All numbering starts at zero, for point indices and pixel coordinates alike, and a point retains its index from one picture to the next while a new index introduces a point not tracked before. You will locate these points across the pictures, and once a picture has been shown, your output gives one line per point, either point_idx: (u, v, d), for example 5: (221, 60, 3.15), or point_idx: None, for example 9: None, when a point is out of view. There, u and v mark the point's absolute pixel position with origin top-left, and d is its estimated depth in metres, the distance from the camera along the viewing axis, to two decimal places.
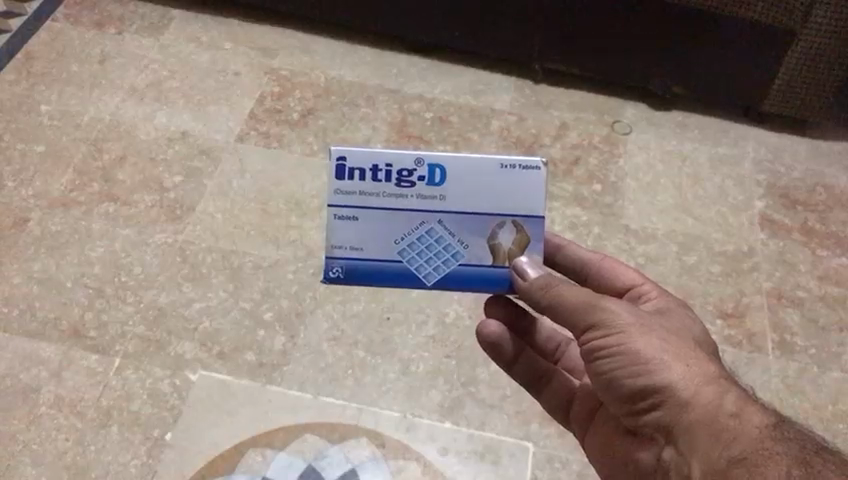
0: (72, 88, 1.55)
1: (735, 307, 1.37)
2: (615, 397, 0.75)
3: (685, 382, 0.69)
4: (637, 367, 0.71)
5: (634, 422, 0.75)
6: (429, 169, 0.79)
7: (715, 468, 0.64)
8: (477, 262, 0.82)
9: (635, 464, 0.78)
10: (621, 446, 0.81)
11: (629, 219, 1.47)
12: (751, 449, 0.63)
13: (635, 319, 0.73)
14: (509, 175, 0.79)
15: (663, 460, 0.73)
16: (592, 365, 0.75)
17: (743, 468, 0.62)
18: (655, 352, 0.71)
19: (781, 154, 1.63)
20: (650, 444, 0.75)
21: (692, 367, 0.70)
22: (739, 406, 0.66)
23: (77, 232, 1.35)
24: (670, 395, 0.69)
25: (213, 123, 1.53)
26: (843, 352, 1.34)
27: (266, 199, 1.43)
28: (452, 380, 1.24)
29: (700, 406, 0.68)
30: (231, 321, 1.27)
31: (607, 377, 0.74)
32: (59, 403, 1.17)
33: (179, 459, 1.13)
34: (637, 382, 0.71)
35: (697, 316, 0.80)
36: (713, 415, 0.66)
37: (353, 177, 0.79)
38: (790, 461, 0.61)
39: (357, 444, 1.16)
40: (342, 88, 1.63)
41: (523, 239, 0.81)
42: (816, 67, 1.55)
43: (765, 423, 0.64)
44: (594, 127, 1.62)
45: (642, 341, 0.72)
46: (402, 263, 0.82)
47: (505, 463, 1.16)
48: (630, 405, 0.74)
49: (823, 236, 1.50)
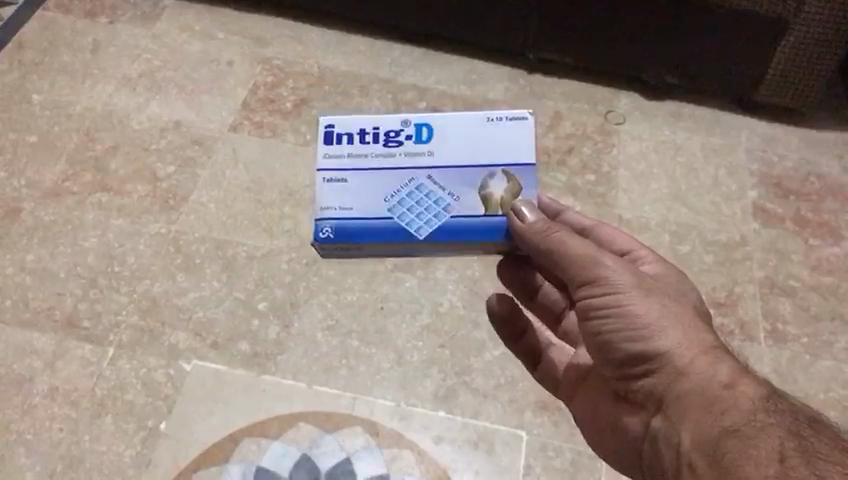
0: (64, 77, 1.54)
1: (728, 296, 1.38)
2: (610, 360, 0.76)
3: (682, 350, 0.70)
4: (636, 329, 0.72)
5: (628, 386, 0.76)
6: (416, 129, 0.81)
7: (705, 436, 0.65)
8: (470, 213, 0.78)
9: (626, 429, 0.79)
10: (613, 413, 0.82)
11: (622, 210, 1.47)
12: (743, 420, 0.63)
13: (636, 282, 0.74)
14: (495, 126, 0.81)
15: (653, 427, 0.74)
16: (590, 324, 0.76)
17: (734, 438, 0.63)
18: (655, 317, 0.72)
19: (774, 144, 1.64)
20: (642, 412, 0.76)
21: (689, 334, 0.71)
22: (733, 377, 0.67)
23: (70, 222, 1.35)
24: (667, 360, 0.71)
25: (206, 113, 1.52)
26: (835, 341, 1.35)
27: (260, 188, 1.43)
28: (446, 369, 1.25)
29: (695, 374, 0.68)
30: (225, 311, 1.27)
31: (605, 338, 0.75)
32: (53, 393, 1.17)
33: (173, 449, 1.13)
34: (634, 344, 0.72)
35: (694, 285, 0.79)
36: (707, 384, 0.67)
37: (342, 141, 0.81)
38: (783, 433, 0.61)
39: (351, 433, 1.16)
40: (335, 77, 1.62)
41: (515, 186, 0.79)
42: (813, 57, 1.56)
43: (759, 394, 0.65)
44: (587, 117, 1.62)
45: (641, 303, 0.73)
46: (393, 219, 0.78)
47: (499, 452, 1.17)
48: (624, 369, 0.75)
49: (816, 225, 1.50)
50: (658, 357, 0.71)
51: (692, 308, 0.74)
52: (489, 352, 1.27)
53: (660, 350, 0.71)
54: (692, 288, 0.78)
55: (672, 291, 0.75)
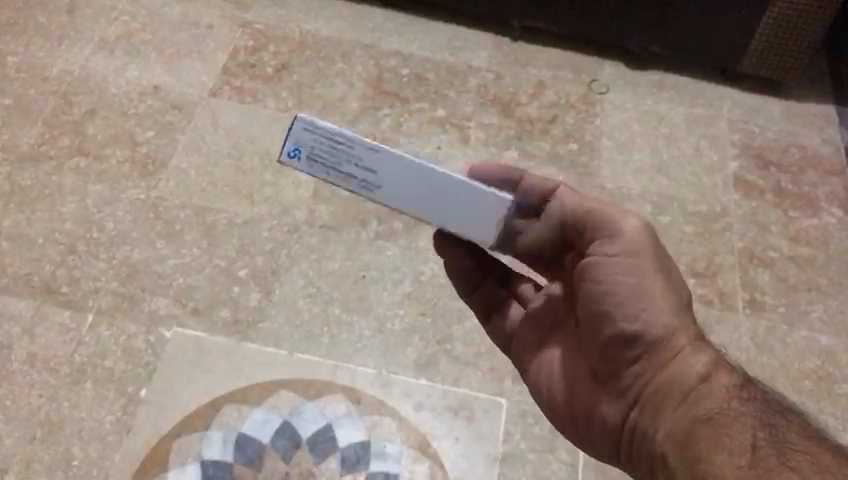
0: (40, 40, 1.51)
1: (707, 267, 1.39)
2: (599, 332, 0.76)
3: (674, 334, 0.73)
4: (643, 305, 0.74)
5: (608, 365, 0.77)
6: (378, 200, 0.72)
7: (684, 425, 0.69)
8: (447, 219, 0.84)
9: (592, 409, 0.80)
10: (576, 388, 0.81)
11: (604, 180, 1.48)
12: (718, 409, 0.67)
13: (652, 256, 0.75)
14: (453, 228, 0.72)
15: (630, 414, 0.76)
16: (589, 288, 0.76)
17: (709, 427, 0.67)
18: (658, 293, 0.74)
19: (756, 115, 1.64)
20: (613, 392, 0.78)
21: (682, 318, 0.74)
22: (709, 369, 0.71)
23: (47, 187, 1.33)
24: (662, 342, 0.73)
25: (185, 77, 1.50)
26: (811, 311, 1.37)
27: (240, 155, 1.41)
28: (427, 338, 1.25)
29: (681, 361, 0.72)
30: (205, 278, 1.27)
31: (604, 309, 0.75)
32: (31, 360, 1.16)
33: (153, 416, 1.13)
34: (628, 323, 0.74)
35: None
36: (686, 374, 0.71)
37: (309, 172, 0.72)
38: (755, 423, 0.64)
39: (332, 401, 1.16)
40: (317, 42, 1.60)
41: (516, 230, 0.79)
42: (795, 29, 1.56)
43: (734, 385, 0.69)
44: (571, 86, 1.61)
45: (650, 281, 0.74)
46: None
47: (479, 418, 1.18)
48: (612, 345, 0.76)
49: (795, 197, 1.51)
50: (655, 338, 0.74)
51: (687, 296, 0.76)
52: (470, 320, 1.27)
53: (652, 335, 0.73)
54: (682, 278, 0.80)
55: (667, 266, 0.77)
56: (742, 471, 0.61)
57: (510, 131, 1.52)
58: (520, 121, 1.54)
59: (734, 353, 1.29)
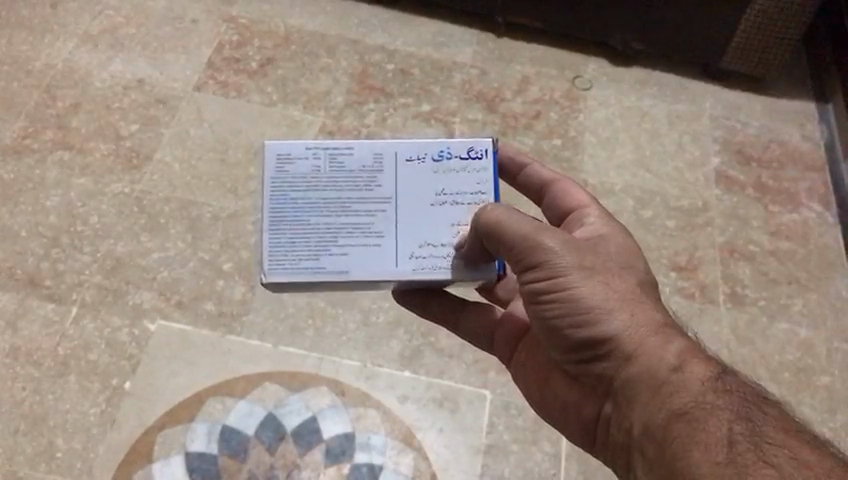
0: (23, 33, 1.50)
1: (689, 260, 1.41)
2: (561, 344, 0.76)
3: (629, 334, 0.71)
4: (586, 317, 0.72)
5: (579, 370, 0.77)
6: None
7: (654, 420, 0.68)
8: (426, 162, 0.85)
9: (575, 408, 0.80)
10: (563, 390, 0.82)
11: (587, 175, 1.49)
12: (693, 403, 0.66)
13: (577, 262, 0.73)
14: None
15: (604, 410, 0.76)
16: (540, 308, 0.76)
17: (683, 421, 0.65)
18: (601, 301, 0.72)
19: (737, 111, 1.66)
20: (593, 394, 0.78)
21: (634, 316, 0.72)
22: (682, 358, 0.69)
23: (30, 181, 1.32)
24: (616, 344, 0.72)
25: (171, 71, 1.50)
26: (791, 304, 1.39)
27: (225, 149, 1.41)
28: (412, 330, 1.25)
29: (643, 358, 0.70)
30: (190, 271, 1.27)
31: (557, 325, 0.75)
32: (14, 353, 1.16)
33: (138, 409, 1.13)
34: (581, 330, 0.73)
35: (630, 236, 0.80)
36: (656, 368, 0.69)
37: None
38: (731, 416, 0.64)
39: (318, 393, 1.17)
40: (302, 37, 1.60)
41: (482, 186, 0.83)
42: (775, 27, 1.57)
43: (707, 376, 0.67)
44: (555, 82, 1.62)
45: (586, 285, 0.73)
46: None
47: (463, 410, 1.19)
48: (576, 354, 0.75)
49: (776, 193, 1.53)
50: (607, 342, 0.72)
51: (635, 280, 0.75)
52: None
53: (606, 335, 0.72)
54: (637, 257, 0.77)
55: (613, 266, 0.75)
56: (716, 468, 0.61)
57: (494, 126, 1.53)
58: (504, 116, 1.54)
59: (714, 346, 1.31)
